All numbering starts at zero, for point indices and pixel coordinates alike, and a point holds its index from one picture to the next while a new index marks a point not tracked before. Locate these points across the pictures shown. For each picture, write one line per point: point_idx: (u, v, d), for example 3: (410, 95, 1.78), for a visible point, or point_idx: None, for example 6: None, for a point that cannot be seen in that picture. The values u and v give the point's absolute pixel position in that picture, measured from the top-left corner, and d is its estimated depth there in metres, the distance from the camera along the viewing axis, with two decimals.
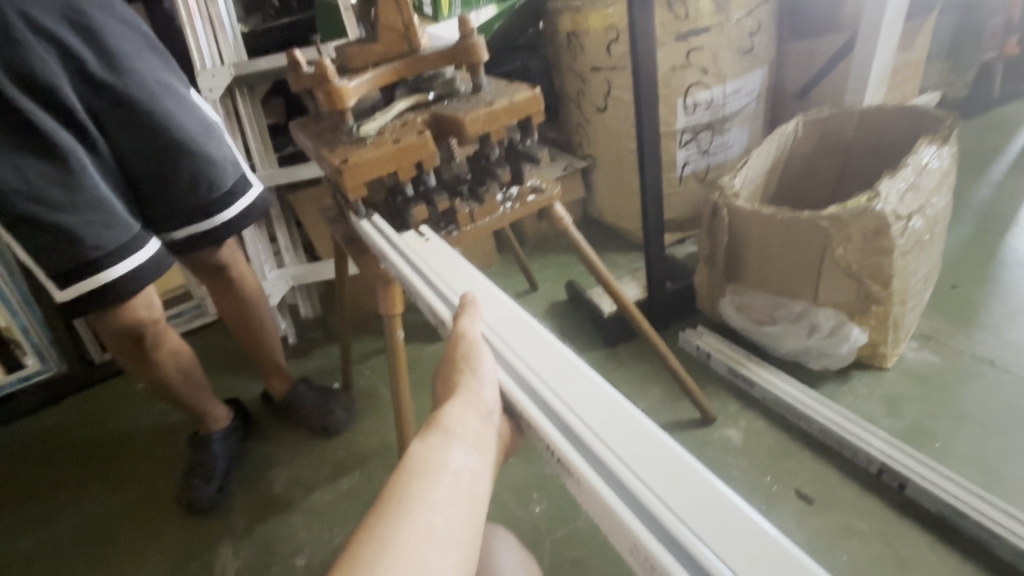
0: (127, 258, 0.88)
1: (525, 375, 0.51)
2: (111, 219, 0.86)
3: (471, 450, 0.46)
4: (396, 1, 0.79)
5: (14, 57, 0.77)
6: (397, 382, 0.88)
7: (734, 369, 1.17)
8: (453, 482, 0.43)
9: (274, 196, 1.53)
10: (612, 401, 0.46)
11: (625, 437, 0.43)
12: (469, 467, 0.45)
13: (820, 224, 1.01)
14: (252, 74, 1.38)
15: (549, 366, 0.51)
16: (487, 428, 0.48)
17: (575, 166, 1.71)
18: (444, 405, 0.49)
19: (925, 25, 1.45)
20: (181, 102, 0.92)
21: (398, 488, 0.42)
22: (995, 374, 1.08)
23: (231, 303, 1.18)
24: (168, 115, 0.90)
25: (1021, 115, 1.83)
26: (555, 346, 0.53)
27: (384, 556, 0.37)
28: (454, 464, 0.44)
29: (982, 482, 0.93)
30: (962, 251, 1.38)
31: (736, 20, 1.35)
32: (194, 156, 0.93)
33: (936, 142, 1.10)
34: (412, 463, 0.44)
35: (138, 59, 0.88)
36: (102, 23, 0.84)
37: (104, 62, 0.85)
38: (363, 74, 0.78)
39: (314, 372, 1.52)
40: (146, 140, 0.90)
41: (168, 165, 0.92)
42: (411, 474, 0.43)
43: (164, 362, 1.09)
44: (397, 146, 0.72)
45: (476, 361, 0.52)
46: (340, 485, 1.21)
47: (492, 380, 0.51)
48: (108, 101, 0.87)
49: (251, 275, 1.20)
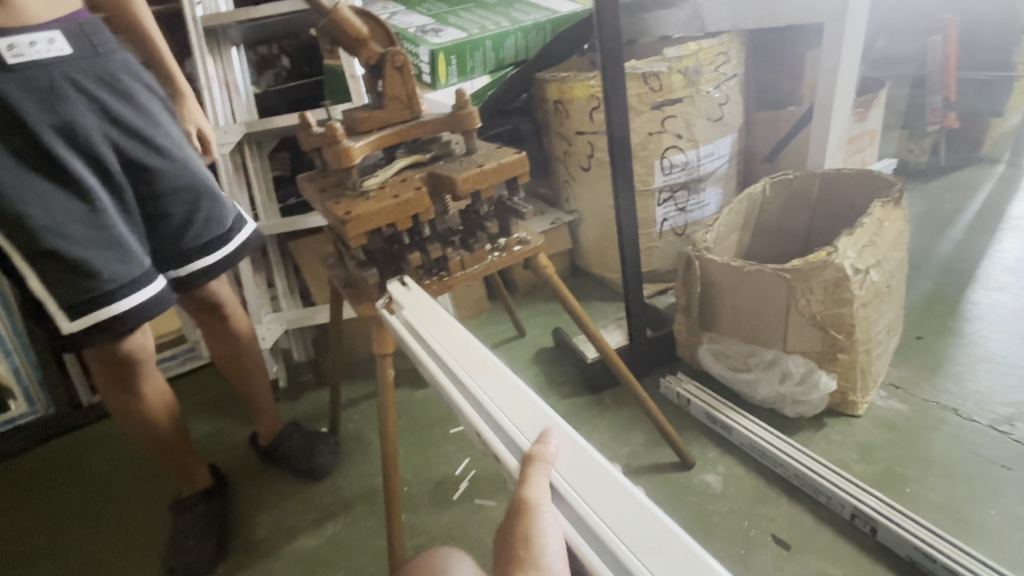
0: (139, 290, 0.92)
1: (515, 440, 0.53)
2: (127, 255, 0.90)
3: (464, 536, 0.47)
4: (401, 75, 0.90)
5: (61, 113, 0.84)
6: (386, 421, 0.91)
7: (712, 415, 1.21)
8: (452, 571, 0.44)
9: (274, 244, 1.60)
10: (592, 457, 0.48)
11: (601, 494, 0.45)
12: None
13: (784, 276, 1.08)
14: (260, 132, 1.48)
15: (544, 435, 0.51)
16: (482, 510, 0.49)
17: (562, 221, 1.80)
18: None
19: (877, 100, 1.60)
20: (197, 154, 1.02)
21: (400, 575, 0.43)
22: (959, 422, 1.13)
23: (226, 344, 1.22)
24: (186, 163, 0.99)
25: (973, 179, 1.98)
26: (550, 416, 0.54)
27: None
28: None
29: (951, 527, 0.95)
30: (925, 305, 1.46)
31: (706, 92, 1.48)
32: (204, 200, 1.01)
33: (888, 204, 1.21)
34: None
35: (161, 116, 0.97)
36: (132, 87, 0.92)
37: (137, 119, 0.92)
38: (367, 136, 0.88)
39: (303, 415, 1.53)
40: (168, 188, 0.97)
41: (188, 208, 1.00)
42: None
43: (146, 402, 1.09)
44: (396, 201, 0.79)
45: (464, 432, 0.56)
46: (323, 531, 1.21)
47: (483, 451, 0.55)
48: (138, 153, 0.93)
49: (246, 318, 1.24)
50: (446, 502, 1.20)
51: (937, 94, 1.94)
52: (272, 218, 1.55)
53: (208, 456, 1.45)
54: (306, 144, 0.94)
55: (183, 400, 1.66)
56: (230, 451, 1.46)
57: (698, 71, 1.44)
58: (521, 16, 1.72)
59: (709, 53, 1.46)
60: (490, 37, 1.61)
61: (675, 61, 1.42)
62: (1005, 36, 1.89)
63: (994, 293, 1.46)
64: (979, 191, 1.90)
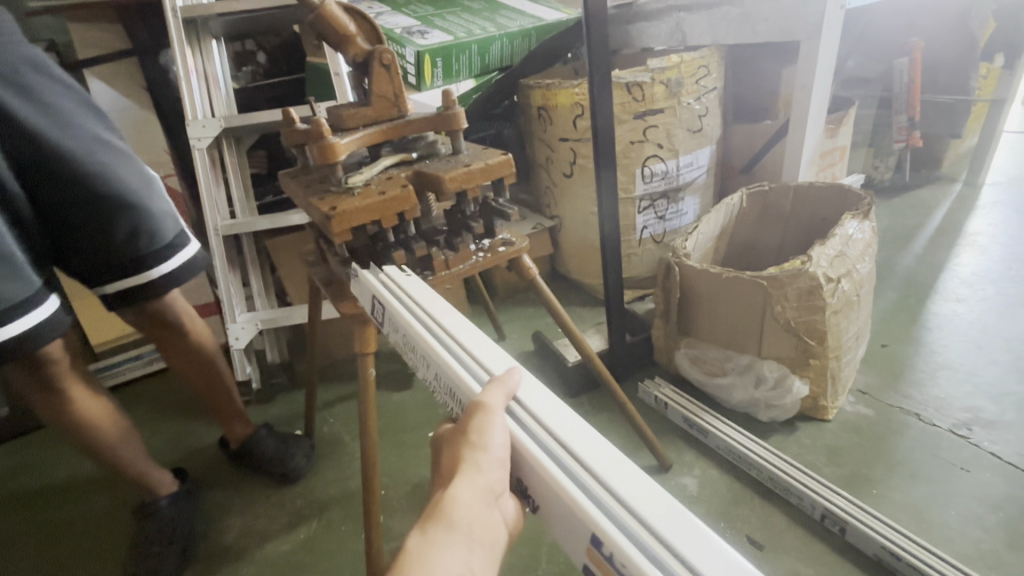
0: (28, 313, 0.87)
1: (553, 447, 0.47)
2: (17, 272, 0.85)
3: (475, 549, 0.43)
4: (389, 74, 0.90)
5: None
6: (364, 422, 0.89)
7: (688, 418, 1.23)
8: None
9: (250, 242, 1.56)
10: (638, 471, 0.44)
11: (665, 515, 0.40)
12: (468, 562, 0.43)
13: (760, 283, 1.11)
14: (240, 127, 1.45)
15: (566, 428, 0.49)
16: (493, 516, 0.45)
17: (544, 226, 1.82)
18: (448, 487, 0.45)
19: (847, 118, 1.67)
20: (123, 159, 0.98)
21: None
22: (922, 426, 1.18)
23: (184, 354, 1.18)
24: (108, 168, 0.95)
25: (933, 197, 2.09)
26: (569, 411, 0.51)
27: None
28: (458, 561, 0.42)
29: (914, 527, 0.99)
30: (890, 314, 1.52)
31: (686, 104, 1.52)
32: (125, 209, 0.97)
33: (857, 216, 1.26)
34: (411, 558, 0.41)
35: (73, 115, 0.93)
36: (37, 83, 0.89)
37: (40, 116, 0.89)
38: (353, 133, 0.87)
39: (276, 418, 1.49)
40: (74, 194, 0.93)
41: (100, 216, 0.96)
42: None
43: (80, 412, 1.02)
44: (382, 198, 0.79)
45: (488, 437, 0.48)
46: (297, 535, 1.18)
47: (501, 455, 0.48)
48: (38, 153, 0.90)
49: (208, 330, 1.21)
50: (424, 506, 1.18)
51: (902, 114, 2.00)
52: (249, 215, 1.51)
53: (174, 460, 1.40)
54: (289, 138, 0.93)
55: (150, 402, 1.60)
56: (198, 454, 1.41)
57: (679, 83, 1.48)
58: (507, 22, 1.74)
59: (690, 66, 1.50)
60: (477, 41, 1.60)
61: (657, 72, 1.46)
62: (962, 63, 2.00)
63: (954, 304, 1.53)
64: (939, 208, 2.00)
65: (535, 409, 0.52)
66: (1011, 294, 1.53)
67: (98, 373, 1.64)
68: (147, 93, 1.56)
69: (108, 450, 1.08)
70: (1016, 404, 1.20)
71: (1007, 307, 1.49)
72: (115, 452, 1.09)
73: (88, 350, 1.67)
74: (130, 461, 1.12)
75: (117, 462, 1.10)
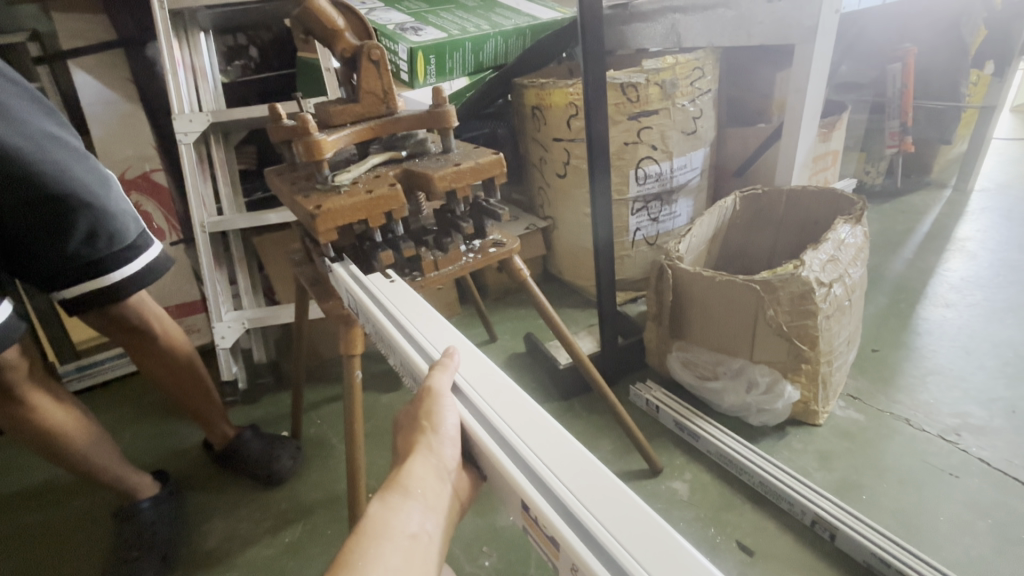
0: None
1: (490, 423, 0.49)
2: None
3: (429, 513, 0.47)
4: (378, 70, 0.88)
5: None
6: (351, 426, 0.87)
7: (679, 422, 1.23)
8: (410, 546, 0.45)
9: (237, 239, 1.53)
10: (567, 439, 0.45)
11: (589, 480, 0.41)
12: (424, 528, 0.46)
13: (753, 287, 1.11)
14: (227, 121, 1.42)
15: (508, 403, 0.50)
16: (444, 487, 0.48)
17: (536, 226, 1.81)
18: (404, 463, 0.49)
19: (840, 122, 1.67)
20: (76, 157, 0.94)
21: (356, 549, 0.43)
22: (911, 432, 1.18)
23: (156, 358, 1.16)
24: (60, 168, 0.91)
25: (923, 202, 2.10)
26: (515, 386, 0.52)
27: None
28: (412, 527, 0.46)
29: (903, 532, 0.99)
30: (880, 319, 1.53)
31: (681, 105, 1.51)
32: (87, 209, 0.95)
33: (850, 221, 1.26)
34: (368, 526, 0.45)
35: (24, 114, 0.90)
36: None
37: None
38: (341, 130, 0.85)
39: (262, 418, 1.47)
40: (30, 195, 0.90)
41: (59, 217, 0.93)
42: (366, 538, 0.44)
43: (46, 419, 0.99)
44: (369, 197, 0.77)
45: (437, 416, 0.50)
46: (281, 538, 1.15)
47: (453, 434, 0.50)
48: None
49: (179, 333, 1.19)
50: None
51: (895, 120, 2.00)
52: (236, 212, 1.48)
53: (157, 461, 1.38)
54: (275, 134, 0.91)
55: (134, 402, 1.57)
56: (182, 455, 1.38)
57: (674, 84, 1.47)
58: (502, 20, 1.72)
59: (685, 67, 1.49)
60: (471, 38, 1.58)
61: (652, 73, 1.45)
62: (954, 69, 2.01)
63: (943, 309, 1.53)
64: (929, 214, 2.02)
65: (477, 387, 0.54)
66: (999, 300, 1.54)
67: (80, 372, 1.60)
68: (133, 85, 1.52)
69: (73, 462, 1.05)
70: (1004, 410, 1.20)
71: (995, 312, 1.50)
72: (80, 463, 1.06)
73: (70, 348, 1.63)
74: (102, 471, 1.09)
75: (92, 467, 1.07)
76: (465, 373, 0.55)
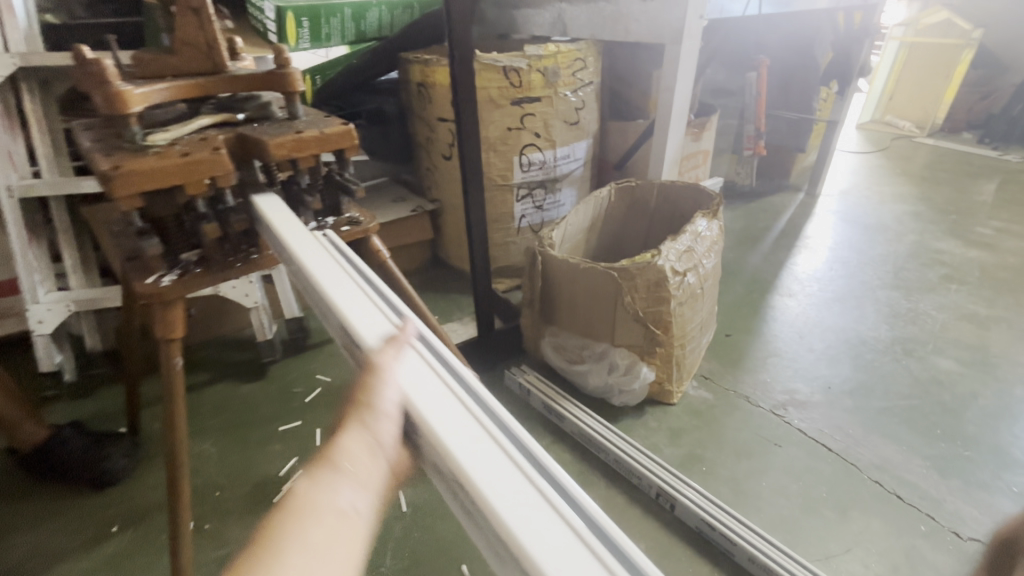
0: None
1: (327, 272, 0.59)
2: None
3: (359, 489, 0.39)
4: (202, 19, 0.78)
5: None
6: (172, 419, 0.78)
7: (548, 404, 1.26)
8: (339, 524, 0.37)
9: (61, 208, 1.30)
10: (492, 453, 0.37)
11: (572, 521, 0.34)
12: (353, 506, 0.39)
13: (612, 275, 1.15)
14: (45, 66, 1.20)
15: (481, 446, 0.38)
16: (378, 465, 0.41)
17: (423, 209, 1.75)
18: (336, 434, 0.42)
19: (709, 125, 1.80)
20: None
21: (284, 528, 0.35)
22: (750, 408, 1.31)
23: None
24: None
25: (781, 204, 2.35)
26: (472, 419, 0.40)
27: (304, 533, 0.35)
28: (342, 504, 0.38)
29: (733, 498, 1.10)
30: (734, 307, 1.68)
31: (564, 95, 1.53)
32: None
33: (707, 215, 1.33)
34: (294, 502, 0.37)
35: None
36: None
37: None
38: (157, 83, 0.75)
39: (90, 416, 1.28)
40: None
41: None
42: (292, 514, 0.36)
43: None
44: (184, 160, 0.68)
45: (379, 393, 0.43)
46: (100, 551, 1.01)
47: (394, 407, 0.43)
48: None
49: None
50: (264, 506, 1.09)
51: (751, 124, 2.20)
52: (58, 176, 1.27)
53: None
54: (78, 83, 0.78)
55: None
56: None
57: (556, 73, 1.49)
58: None
59: (567, 57, 1.51)
60: (350, 3, 1.49)
61: (534, 60, 1.45)
62: (806, 85, 2.25)
63: (788, 299, 1.72)
64: (784, 213, 2.26)
65: (381, 284, 0.61)
66: (831, 291, 1.75)
67: None
68: None
69: None
70: (822, 386, 1.37)
71: (826, 302, 1.70)
72: None
73: None
74: None
75: None
76: (412, 372, 0.46)
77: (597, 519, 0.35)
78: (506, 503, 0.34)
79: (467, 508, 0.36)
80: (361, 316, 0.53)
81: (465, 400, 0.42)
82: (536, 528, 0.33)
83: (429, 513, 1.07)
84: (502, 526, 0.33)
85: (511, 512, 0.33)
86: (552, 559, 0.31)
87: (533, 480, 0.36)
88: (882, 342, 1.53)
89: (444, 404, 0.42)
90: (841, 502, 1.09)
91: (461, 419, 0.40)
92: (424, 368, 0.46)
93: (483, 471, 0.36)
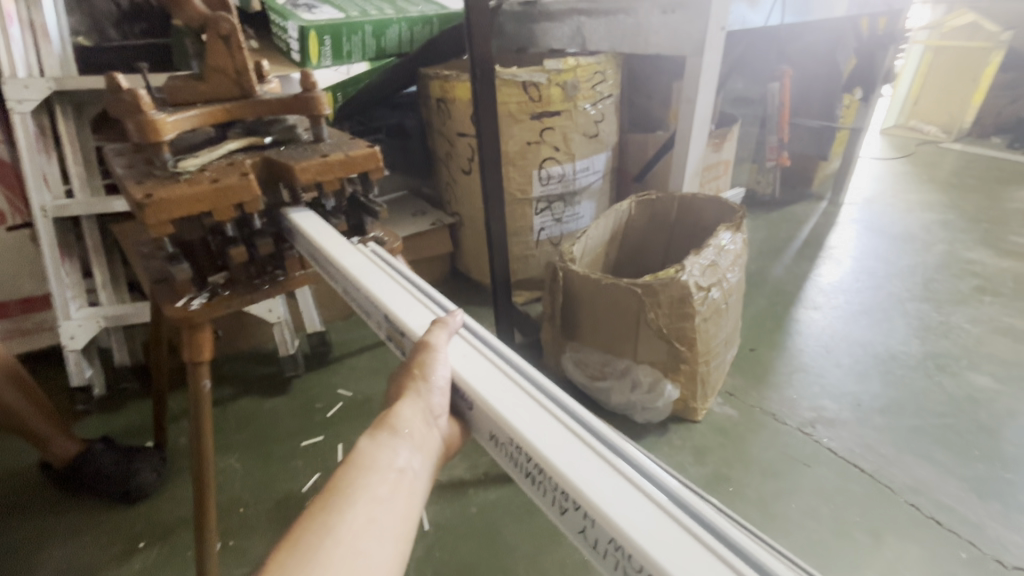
0: None
1: (360, 262, 0.61)
2: None
3: (416, 451, 0.45)
4: (232, 46, 0.79)
5: None
6: (199, 440, 0.78)
7: None
8: (396, 480, 0.43)
9: (92, 226, 1.34)
10: (564, 435, 0.39)
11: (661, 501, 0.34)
12: (411, 466, 0.45)
13: (635, 291, 1.14)
14: (79, 89, 1.23)
15: (551, 432, 0.39)
16: (432, 432, 0.47)
17: (442, 222, 1.76)
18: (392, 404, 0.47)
19: (730, 135, 1.78)
20: None
21: (347, 479, 0.42)
22: (776, 425, 1.28)
23: None
24: None
25: (804, 213, 2.31)
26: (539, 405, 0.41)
27: (367, 484, 0.42)
28: (399, 463, 0.44)
29: (761, 520, 1.07)
30: (758, 320, 1.65)
31: (583, 108, 1.53)
32: None
33: (730, 228, 1.31)
34: (359, 459, 0.44)
35: None
36: None
37: None
38: (187, 110, 0.76)
39: (119, 430, 1.30)
40: None
41: None
42: (356, 468, 0.43)
43: None
44: (213, 187, 0.69)
45: (430, 370, 0.47)
46: (129, 566, 1.02)
47: (443, 385, 0.47)
48: None
49: None
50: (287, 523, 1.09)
51: (773, 134, 2.17)
52: (90, 195, 1.30)
53: None
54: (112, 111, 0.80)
55: None
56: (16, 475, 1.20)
57: (575, 86, 1.48)
58: (408, 6, 1.65)
59: (586, 70, 1.50)
60: (372, 21, 1.51)
61: (554, 74, 1.45)
62: (829, 93, 2.22)
63: (813, 312, 1.68)
64: (807, 223, 2.22)
65: (415, 274, 0.63)
66: (857, 304, 1.71)
67: None
68: None
69: None
70: (851, 403, 1.33)
71: (853, 315, 1.66)
72: None
73: None
74: None
75: None
76: (461, 357, 0.49)
77: (682, 496, 0.35)
78: (588, 485, 0.35)
79: (551, 495, 0.38)
80: (405, 307, 0.55)
81: (537, 396, 0.43)
82: (622, 504, 0.33)
83: (451, 531, 1.06)
84: (614, 526, 0.33)
85: (599, 494, 0.34)
86: (644, 533, 0.32)
87: (611, 462, 0.36)
88: (913, 357, 1.48)
89: (508, 393, 0.43)
90: (874, 526, 1.05)
91: (545, 419, 0.40)
92: (475, 355, 0.49)
93: (560, 457, 0.37)
